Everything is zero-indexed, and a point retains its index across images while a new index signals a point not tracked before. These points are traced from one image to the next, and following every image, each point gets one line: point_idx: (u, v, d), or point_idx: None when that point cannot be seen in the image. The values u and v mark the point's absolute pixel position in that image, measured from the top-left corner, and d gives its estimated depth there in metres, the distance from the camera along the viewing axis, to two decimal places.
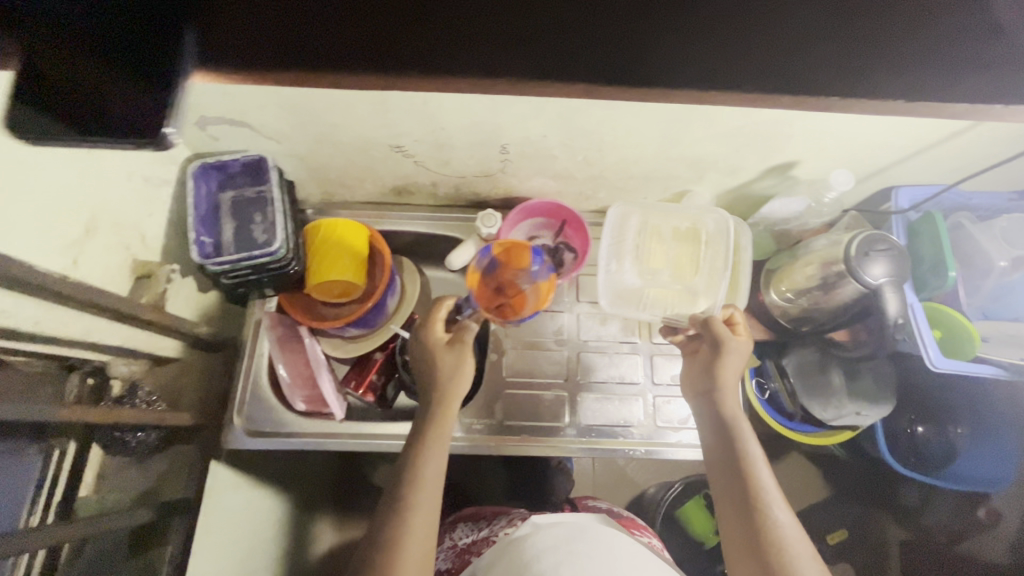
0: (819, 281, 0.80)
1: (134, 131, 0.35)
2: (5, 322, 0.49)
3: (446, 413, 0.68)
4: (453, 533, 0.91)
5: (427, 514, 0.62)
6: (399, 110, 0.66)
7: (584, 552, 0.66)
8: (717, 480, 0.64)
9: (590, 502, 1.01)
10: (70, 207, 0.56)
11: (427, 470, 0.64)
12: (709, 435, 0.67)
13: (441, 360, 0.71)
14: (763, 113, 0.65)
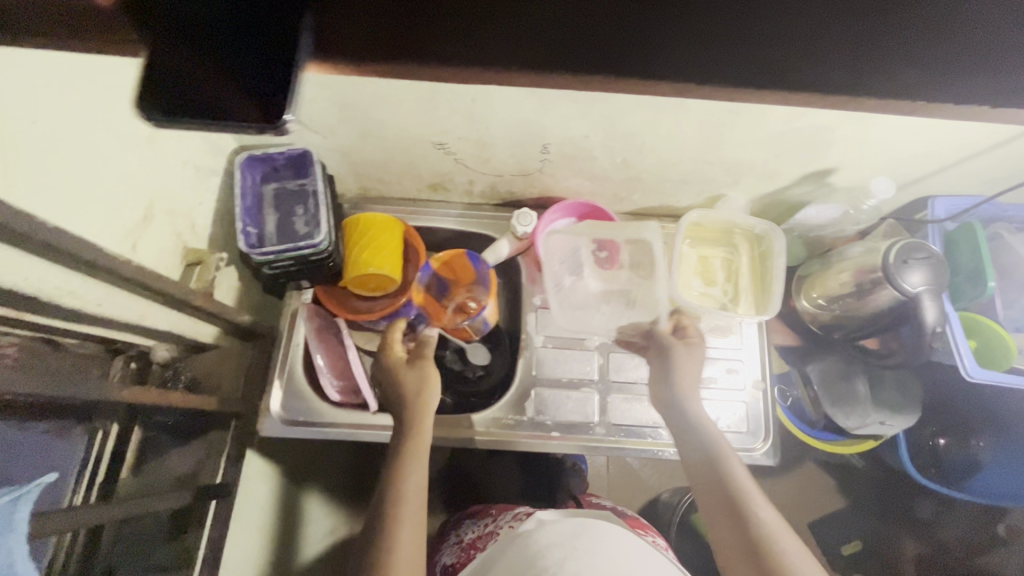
0: (854, 288, 0.81)
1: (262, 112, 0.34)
2: (73, 302, 0.51)
3: (422, 415, 0.69)
4: (459, 530, 0.93)
5: (415, 512, 0.62)
6: (446, 107, 0.67)
7: (591, 549, 0.65)
8: (698, 483, 0.64)
9: (595, 499, 1.02)
10: (132, 193, 0.58)
11: (411, 468, 0.64)
12: (681, 440, 0.67)
13: (405, 377, 0.73)
14: (808, 120, 0.65)
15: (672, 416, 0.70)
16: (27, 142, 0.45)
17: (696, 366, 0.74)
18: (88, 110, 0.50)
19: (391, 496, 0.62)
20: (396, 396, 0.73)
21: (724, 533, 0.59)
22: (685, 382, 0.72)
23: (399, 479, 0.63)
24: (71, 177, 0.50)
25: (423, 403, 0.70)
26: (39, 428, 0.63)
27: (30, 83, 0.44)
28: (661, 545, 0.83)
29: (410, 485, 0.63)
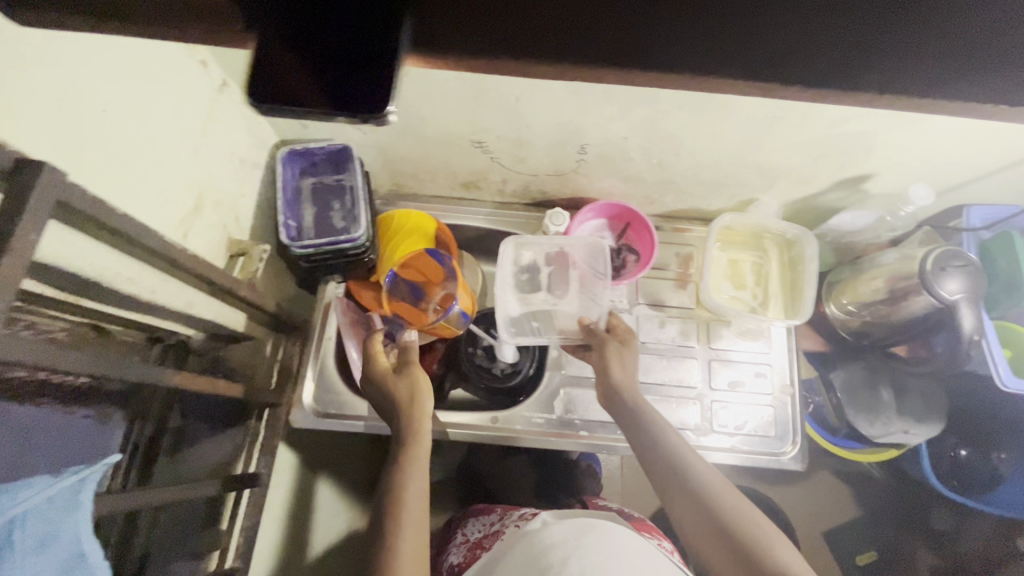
0: (887, 294, 0.81)
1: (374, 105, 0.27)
2: (130, 288, 0.52)
3: (419, 423, 0.68)
4: (464, 530, 0.92)
5: (417, 521, 0.60)
6: (489, 106, 0.68)
7: (595, 546, 0.65)
8: (656, 481, 0.63)
9: (600, 501, 0.99)
10: (185, 183, 0.59)
11: (411, 478, 0.63)
12: (634, 443, 0.67)
13: (393, 385, 0.71)
14: (849, 125, 0.66)
15: (621, 415, 0.71)
16: (95, 130, 0.46)
17: (631, 361, 0.75)
18: (146, 100, 0.52)
19: (394, 504, 0.61)
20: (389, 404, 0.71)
21: (691, 524, 0.58)
22: (623, 375, 0.74)
23: (399, 488, 0.62)
24: (131, 165, 0.51)
25: (416, 409, 0.68)
26: (81, 413, 0.62)
27: (99, 73, 0.46)
28: (668, 549, 0.81)
29: (411, 493, 0.61)
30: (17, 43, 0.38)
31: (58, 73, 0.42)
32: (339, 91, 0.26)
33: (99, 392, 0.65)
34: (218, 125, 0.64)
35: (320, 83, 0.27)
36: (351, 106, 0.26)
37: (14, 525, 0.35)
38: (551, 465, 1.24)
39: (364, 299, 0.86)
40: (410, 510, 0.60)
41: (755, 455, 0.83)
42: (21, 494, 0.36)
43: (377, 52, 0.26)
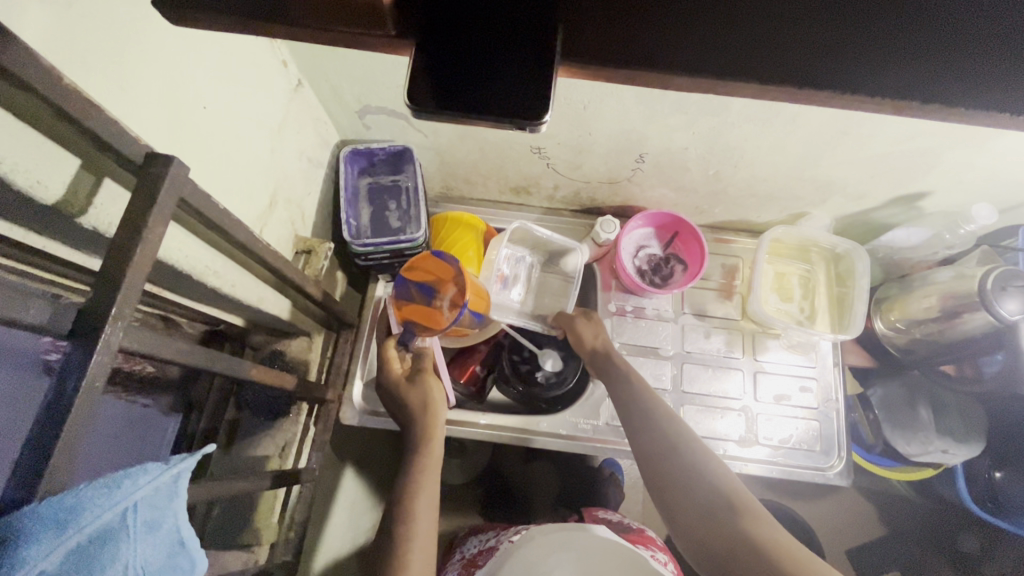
0: (940, 312, 0.81)
1: (521, 107, 0.28)
2: (215, 281, 0.53)
3: (432, 431, 0.69)
4: (463, 547, 0.92)
5: (427, 529, 0.61)
6: (555, 114, 0.69)
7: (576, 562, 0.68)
8: (660, 485, 0.61)
9: (600, 514, 0.98)
10: (265, 180, 0.61)
11: (424, 487, 0.64)
12: (639, 446, 0.65)
13: (406, 394, 0.72)
14: (915, 141, 0.66)
15: (626, 415, 0.69)
16: (199, 125, 0.48)
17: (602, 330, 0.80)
18: (240, 97, 0.53)
19: (407, 511, 0.62)
20: (404, 408, 0.72)
21: (695, 532, 0.57)
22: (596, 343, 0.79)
23: (412, 496, 0.63)
24: (225, 161, 0.52)
25: (432, 418, 0.70)
26: (141, 402, 0.63)
27: (205, 70, 0.47)
28: (662, 559, 0.80)
29: (423, 503, 0.62)
30: (140, 39, 0.39)
31: (172, 68, 0.43)
32: (492, 101, 0.28)
33: (162, 382, 0.66)
34: (293, 123, 0.65)
35: (452, 89, 0.28)
36: (507, 113, 0.28)
37: (129, 511, 0.34)
38: (574, 470, 1.23)
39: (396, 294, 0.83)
40: (421, 518, 0.61)
41: (801, 469, 0.83)
42: (138, 482, 0.35)
43: (530, 66, 0.27)
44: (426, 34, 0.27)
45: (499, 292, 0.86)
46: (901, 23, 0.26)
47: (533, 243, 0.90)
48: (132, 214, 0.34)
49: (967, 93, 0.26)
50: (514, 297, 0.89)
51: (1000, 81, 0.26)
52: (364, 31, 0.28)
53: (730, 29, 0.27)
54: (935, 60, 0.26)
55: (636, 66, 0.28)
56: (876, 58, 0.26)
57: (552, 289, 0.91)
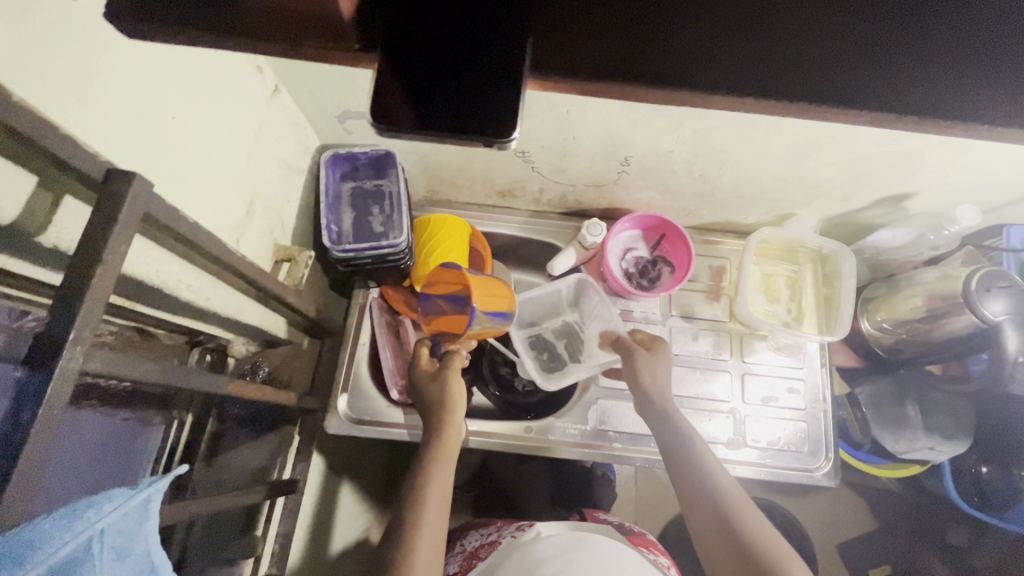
0: (925, 313, 0.82)
1: (481, 123, 0.26)
2: (189, 294, 0.52)
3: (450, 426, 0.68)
4: (464, 540, 0.91)
5: (436, 523, 0.60)
6: (538, 117, 0.68)
7: (587, 559, 0.67)
8: (690, 500, 0.64)
9: (601, 515, 0.97)
10: (240, 189, 0.59)
11: (435, 477, 0.63)
12: (671, 459, 0.68)
13: (430, 389, 0.72)
14: (899, 144, 0.66)
15: (659, 427, 0.71)
16: (167, 136, 0.47)
17: (662, 372, 0.75)
18: (212, 105, 0.52)
19: (416, 502, 0.61)
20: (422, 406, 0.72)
21: (719, 554, 0.59)
22: (654, 380, 0.74)
23: (423, 486, 0.62)
24: (198, 172, 0.51)
25: (450, 412, 0.69)
26: (121, 415, 0.61)
27: (173, 80, 0.46)
28: (664, 565, 0.79)
29: (432, 494, 0.61)
30: (96, 50, 0.38)
31: (134, 79, 0.42)
32: (463, 115, 0.26)
33: (142, 395, 0.64)
34: (270, 131, 0.64)
35: (419, 102, 0.27)
36: (475, 129, 0.26)
37: (94, 539, 0.33)
38: (565, 471, 1.23)
39: (398, 304, 0.86)
40: (429, 508, 0.60)
41: (790, 470, 0.82)
42: (102, 510, 0.34)
43: (500, 85, 0.26)
44: (393, 50, 0.26)
45: (561, 372, 0.87)
46: (869, 42, 0.26)
47: (552, 314, 0.92)
48: (91, 233, 0.33)
49: (943, 102, 0.26)
50: (582, 364, 0.87)
51: (973, 90, 0.26)
52: (326, 46, 0.27)
53: (692, 42, 0.26)
54: (903, 76, 0.26)
55: (607, 77, 0.27)
56: (844, 68, 0.26)
57: (597, 324, 0.88)
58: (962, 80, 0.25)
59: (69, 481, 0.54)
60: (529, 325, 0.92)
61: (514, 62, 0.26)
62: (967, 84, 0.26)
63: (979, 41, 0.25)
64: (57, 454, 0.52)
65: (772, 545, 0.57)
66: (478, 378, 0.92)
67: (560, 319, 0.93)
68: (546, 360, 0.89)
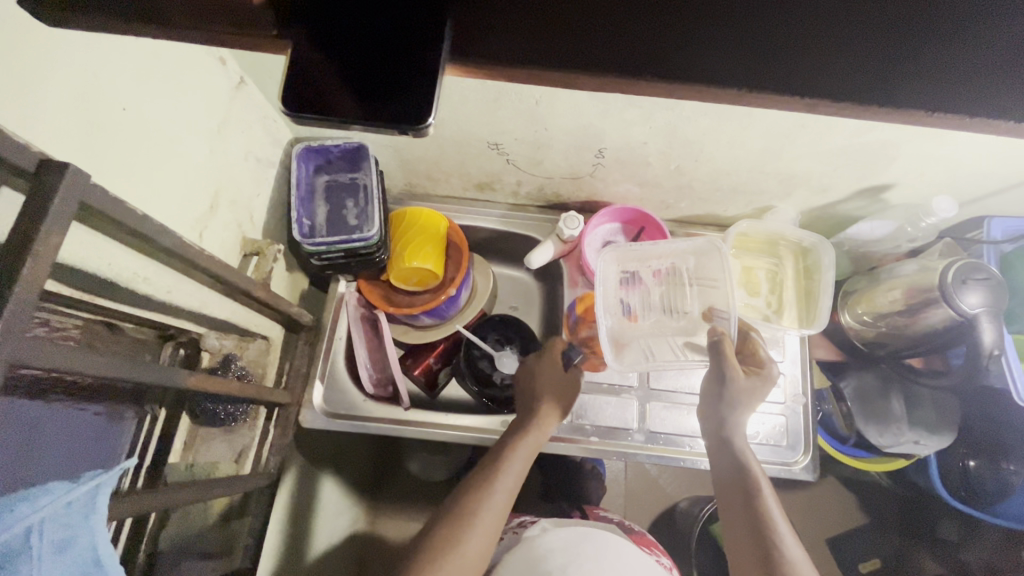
0: (903, 306, 0.81)
1: (394, 111, 0.27)
2: (148, 287, 0.52)
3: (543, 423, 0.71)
4: None
5: (500, 514, 0.64)
6: (508, 109, 0.68)
7: (593, 556, 0.67)
8: (722, 487, 0.65)
9: (602, 512, 0.98)
10: (203, 182, 0.59)
11: (511, 468, 0.66)
12: (713, 447, 0.67)
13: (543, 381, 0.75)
14: (871, 135, 0.65)
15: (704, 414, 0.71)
16: (117, 130, 0.46)
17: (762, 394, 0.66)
18: (169, 99, 0.52)
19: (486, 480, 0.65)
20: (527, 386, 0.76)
21: (743, 556, 0.60)
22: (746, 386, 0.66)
23: (495, 472, 0.66)
24: (153, 166, 0.51)
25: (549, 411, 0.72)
26: (91, 409, 0.61)
27: (122, 73, 0.45)
28: (667, 565, 0.78)
29: (503, 484, 0.65)
30: (33, 44, 0.38)
31: (80, 71, 0.42)
32: (375, 106, 0.27)
33: (111, 388, 0.64)
34: (235, 124, 0.63)
35: (343, 85, 0.27)
36: (391, 119, 0.27)
37: (32, 532, 0.34)
38: (552, 465, 1.22)
39: (374, 297, 0.86)
40: (494, 496, 0.63)
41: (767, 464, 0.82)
42: (37, 503, 0.34)
43: (416, 78, 0.27)
44: (316, 35, 0.26)
45: (635, 329, 0.77)
46: (779, 26, 0.25)
47: (663, 255, 0.79)
48: (21, 226, 0.33)
49: (858, 92, 0.26)
50: (670, 328, 0.76)
51: (920, 82, 0.26)
52: (242, 31, 0.26)
53: (603, 29, 0.26)
54: (818, 58, 0.26)
55: (527, 62, 0.27)
56: (756, 55, 0.26)
57: (703, 293, 0.76)
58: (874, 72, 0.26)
59: (20, 469, 0.51)
60: (633, 259, 0.80)
61: (428, 61, 0.26)
62: (899, 75, 0.26)
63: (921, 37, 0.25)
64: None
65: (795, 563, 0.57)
66: (456, 371, 0.90)
67: (669, 262, 0.80)
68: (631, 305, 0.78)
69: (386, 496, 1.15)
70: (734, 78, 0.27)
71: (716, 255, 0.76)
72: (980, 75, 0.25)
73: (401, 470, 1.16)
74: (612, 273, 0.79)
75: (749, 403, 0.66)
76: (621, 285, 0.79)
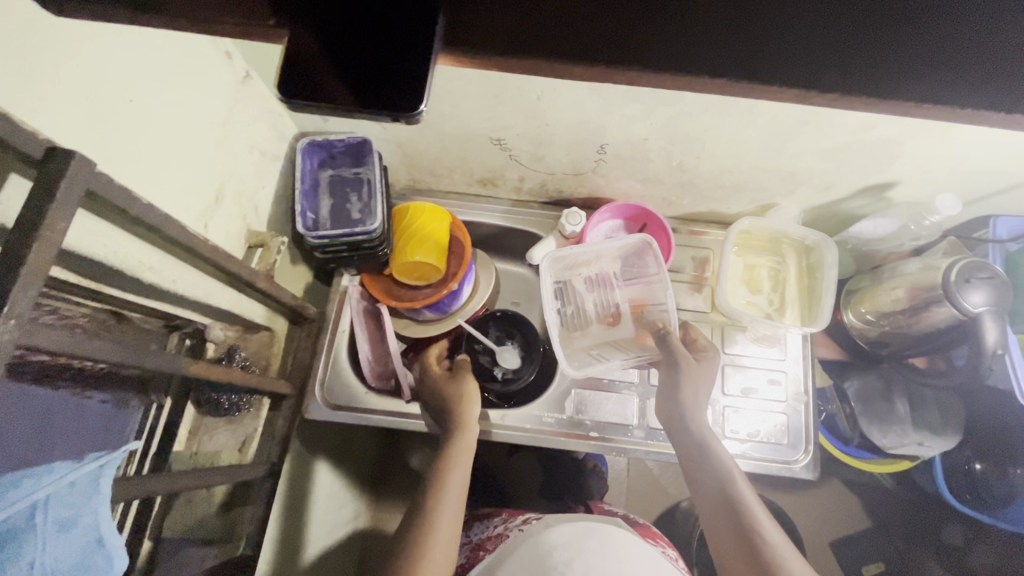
0: (907, 305, 0.81)
1: (388, 100, 0.28)
2: (152, 276, 0.54)
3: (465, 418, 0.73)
4: (467, 533, 0.92)
5: (456, 513, 0.65)
6: (509, 104, 0.68)
7: (598, 550, 0.67)
8: (702, 498, 0.63)
9: (607, 508, 0.98)
10: (208, 173, 0.60)
11: (456, 465, 0.68)
12: (677, 440, 0.68)
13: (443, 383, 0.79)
14: (874, 131, 0.64)
15: (674, 426, 0.69)
16: (123, 120, 0.47)
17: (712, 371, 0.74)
18: (176, 92, 0.53)
19: (433, 499, 0.65)
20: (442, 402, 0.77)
21: (729, 543, 0.59)
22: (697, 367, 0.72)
23: (443, 473, 0.67)
24: (160, 156, 0.52)
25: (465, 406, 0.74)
26: (97, 398, 0.63)
27: (129, 63, 0.46)
28: (672, 555, 0.78)
29: (453, 480, 0.67)
30: (48, 36, 0.39)
31: (87, 60, 0.43)
32: (369, 96, 0.28)
33: (117, 377, 0.65)
34: (241, 117, 0.64)
35: (341, 77, 0.28)
36: (384, 107, 0.28)
37: (37, 508, 0.35)
38: (554, 462, 1.21)
39: (376, 291, 0.87)
40: (445, 498, 0.65)
41: (768, 462, 0.82)
42: (40, 480, 0.35)
43: (410, 70, 0.28)
44: (312, 24, 0.27)
45: (581, 336, 0.84)
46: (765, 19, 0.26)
47: (593, 262, 0.85)
48: (29, 210, 0.34)
49: (848, 83, 0.27)
50: (605, 332, 0.85)
51: (911, 73, 0.26)
52: (240, 20, 0.27)
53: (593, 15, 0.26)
54: (810, 42, 0.26)
55: (519, 51, 0.28)
56: (742, 46, 0.26)
57: (635, 293, 0.84)
58: (863, 60, 0.26)
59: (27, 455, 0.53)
60: (565, 269, 0.85)
61: (421, 53, 0.27)
62: (889, 66, 0.26)
63: (909, 25, 0.25)
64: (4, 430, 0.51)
65: (775, 544, 0.57)
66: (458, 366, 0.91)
67: (597, 269, 0.86)
68: (570, 314, 0.85)
69: (388, 489, 1.15)
70: (723, 67, 0.27)
71: (645, 256, 0.82)
72: (972, 68, 0.26)
73: (403, 464, 1.16)
74: (558, 288, 0.84)
75: (703, 383, 0.71)
76: (564, 298, 0.84)
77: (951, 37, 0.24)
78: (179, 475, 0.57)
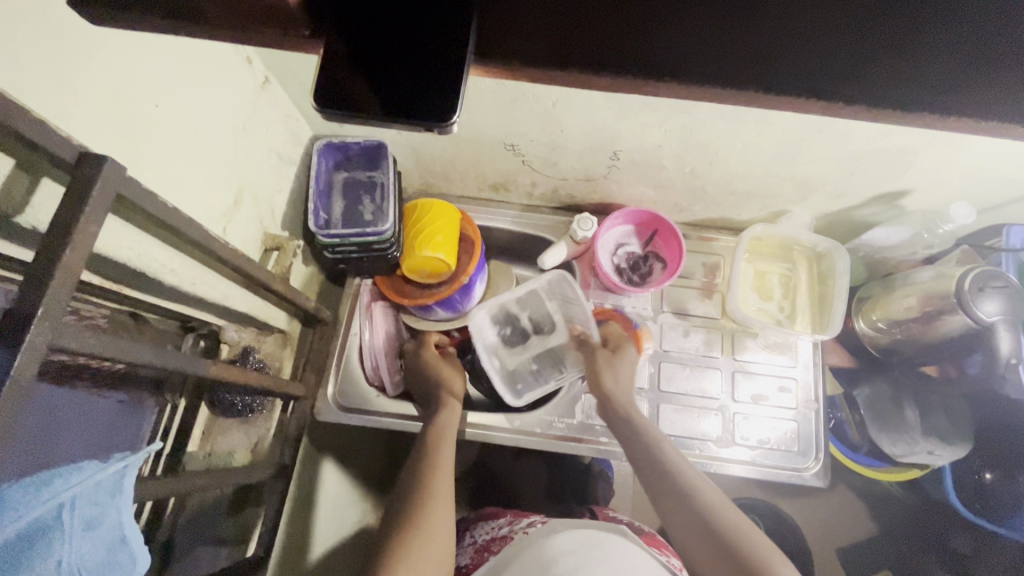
0: (919, 313, 0.81)
1: (418, 111, 0.28)
2: (173, 278, 0.55)
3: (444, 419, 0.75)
4: (471, 532, 0.92)
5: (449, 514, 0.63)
6: (525, 110, 0.69)
7: (602, 560, 0.67)
8: (669, 506, 0.63)
9: (613, 513, 0.97)
10: (228, 177, 0.61)
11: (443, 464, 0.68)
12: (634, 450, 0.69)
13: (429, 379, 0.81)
14: (889, 140, 0.65)
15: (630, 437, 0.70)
16: (149, 125, 0.48)
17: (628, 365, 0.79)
18: (199, 97, 0.54)
19: (424, 498, 0.63)
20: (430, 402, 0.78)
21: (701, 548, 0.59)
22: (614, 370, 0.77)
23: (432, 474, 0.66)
24: (182, 160, 0.53)
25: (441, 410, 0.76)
26: (114, 398, 0.63)
27: (156, 69, 0.47)
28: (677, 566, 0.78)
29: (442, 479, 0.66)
30: (84, 45, 0.40)
31: (117, 67, 0.43)
32: (402, 105, 0.29)
33: (135, 376, 0.66)
34: (260, 122, 0.65)
35: (378, 92, 0.29)
36: (415, 118, 0.28)
37: (65, 507, 0.35)
38: (562, 466, 1.21)
39: (389, 291, 0.87)
40: (438, 497, 0.64)
41: (778, 469, 0.82)
42: (70, 480, 0.36)
43: (444, 81, 0.29)
44: (350, 38, 0.28)
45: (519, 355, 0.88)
46: (795, 34, 0.26)
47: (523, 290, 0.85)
48: (61, 217, 0.34)
49: (876, 97, 0.27)
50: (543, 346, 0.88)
51: (938, 82, 0.26)
52: (280, 30, 0.28)
53: (614, 37, 0.27)
54: (836, 57, 0.26)
55: (551, 68, 0.28)
56: (773, 63, 0.27)
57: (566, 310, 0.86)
58: (888, 72, 0.26)
59: (47, 453, 0.54)
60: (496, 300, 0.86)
61: (452, 66, 0.28)
62: (913, 83, 0.26)
63: (936, 38, 0.25)
64: (24, 429, 0.52)
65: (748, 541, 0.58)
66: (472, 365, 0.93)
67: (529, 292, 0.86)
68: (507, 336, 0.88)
69: None
70: (753, 81, 0.27)
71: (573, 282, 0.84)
72: (1006, 81, 0.25)
73: None
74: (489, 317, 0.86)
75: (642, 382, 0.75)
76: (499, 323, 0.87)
77: (968, 54, 0.25)
78: (194, 475, 0.58)
